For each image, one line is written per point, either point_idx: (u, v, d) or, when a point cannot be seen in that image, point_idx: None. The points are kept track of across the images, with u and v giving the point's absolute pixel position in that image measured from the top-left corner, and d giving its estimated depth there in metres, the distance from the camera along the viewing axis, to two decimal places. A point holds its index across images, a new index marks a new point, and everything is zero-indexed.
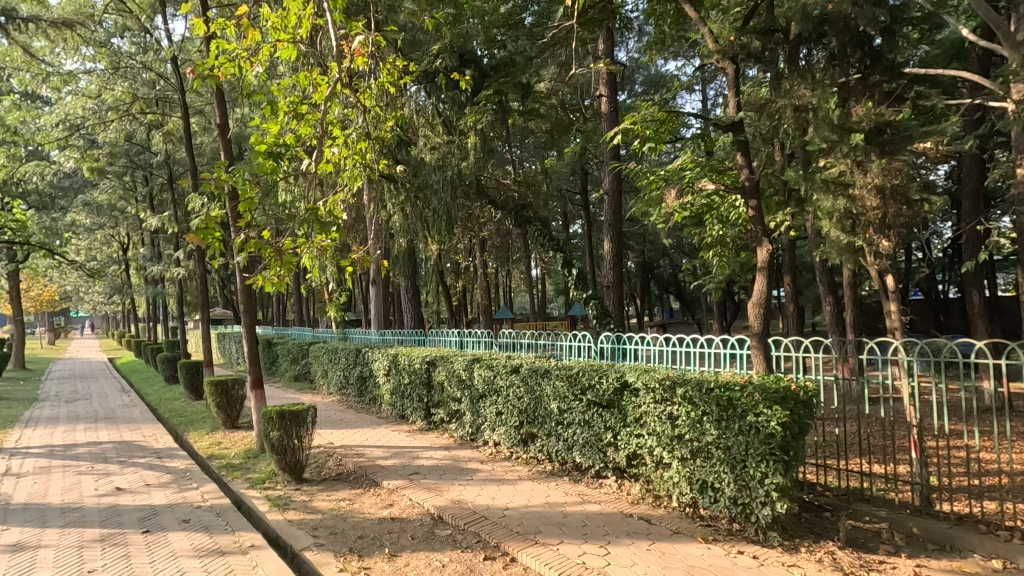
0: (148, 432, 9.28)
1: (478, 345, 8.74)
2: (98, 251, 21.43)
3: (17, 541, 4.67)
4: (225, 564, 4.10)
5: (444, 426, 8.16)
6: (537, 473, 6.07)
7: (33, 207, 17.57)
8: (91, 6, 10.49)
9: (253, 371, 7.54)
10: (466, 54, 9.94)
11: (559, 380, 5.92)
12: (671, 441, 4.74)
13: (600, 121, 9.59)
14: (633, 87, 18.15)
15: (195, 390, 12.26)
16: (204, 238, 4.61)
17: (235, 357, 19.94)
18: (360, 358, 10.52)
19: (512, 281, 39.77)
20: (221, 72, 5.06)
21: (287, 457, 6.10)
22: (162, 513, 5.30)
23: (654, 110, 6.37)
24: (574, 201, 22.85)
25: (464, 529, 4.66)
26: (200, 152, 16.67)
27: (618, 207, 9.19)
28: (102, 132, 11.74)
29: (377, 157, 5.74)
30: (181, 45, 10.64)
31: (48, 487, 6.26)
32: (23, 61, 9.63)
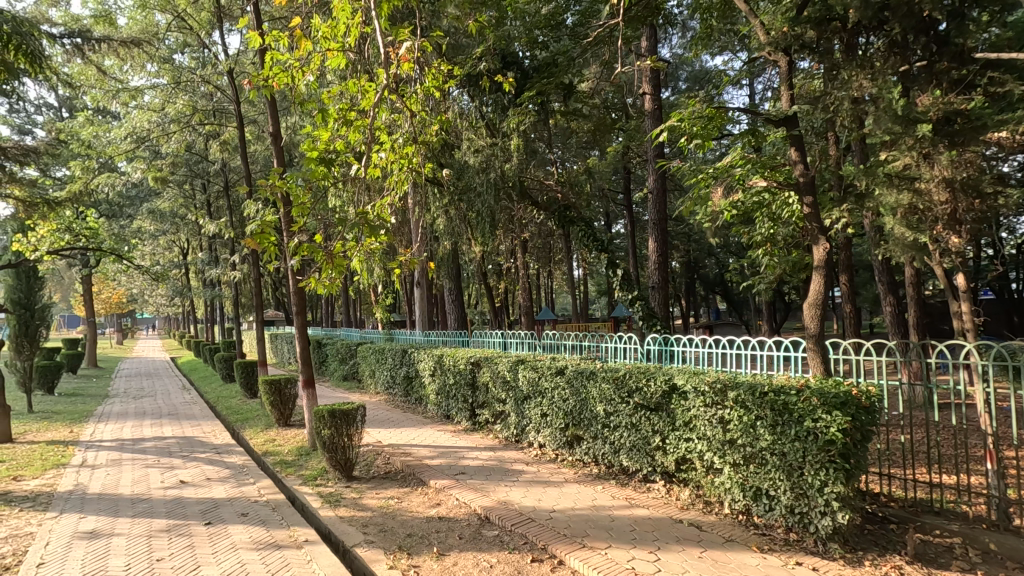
0: (207, 429, 9.73)
1: (522, 347, 8.76)
2: (161, 256, 22.64)
3: (93, 530, 4.97)
4: (282, 558, 4.24)
5: (489, 426, 8.21)
6: (583, 476, 6.01)
7: (103, 215, 18.72)
8: (155, 25, 11.09)
9: (305, 370, 7.74)
10: (508, 57, 9.96)
11: (605, 382, 5.85)
12: (723, 446, 4.61)
13: (644, 119, 9.39)
14: (677, 83, 17.79)
15: (250, 389, 12.76)
16: (260, 242, 4.75)
17: (287, 356, 20.66)
18: (406, 359, 10.71)
19: (554, 281, 39.74)
20: (275, 81, 5.23)
21: (337, 454, 6.28)
22: (222, 506, 5.54)
23: (701, 107, 6.20)
24: (616, 201, 22.60)
25: (511, 530, 4.67)
26: (253, 161, 17.39)
27: (663, 206, 9.00)
28: (165, 143, 12.37)
29: (423, 161, 5.76)
30: (235, 58, 11.08)
31: (119, 479, 6.66)
32: (96, 79, 10.30)
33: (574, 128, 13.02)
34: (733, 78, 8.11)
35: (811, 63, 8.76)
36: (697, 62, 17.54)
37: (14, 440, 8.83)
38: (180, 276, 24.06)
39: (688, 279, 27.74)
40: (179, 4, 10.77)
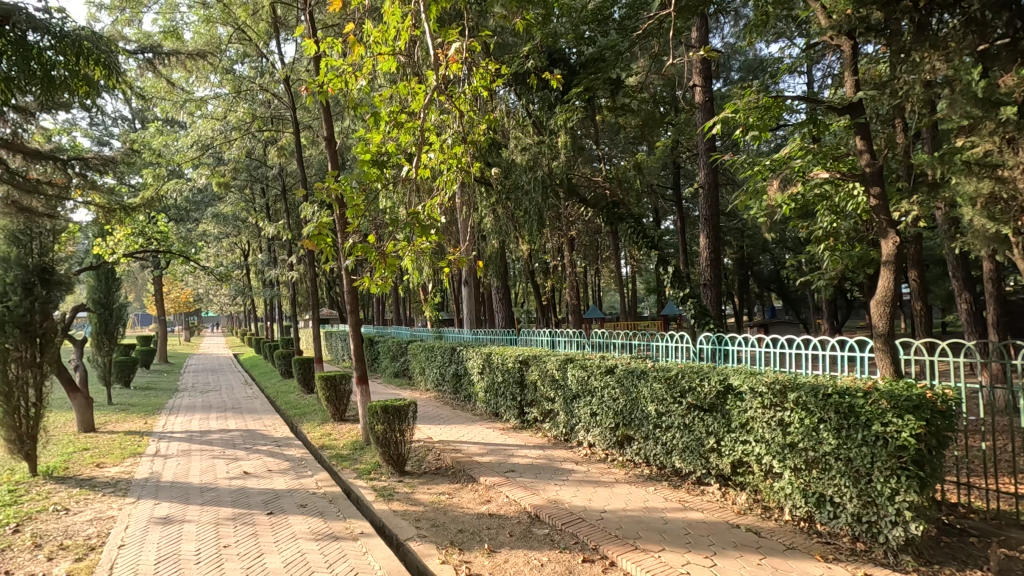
0: (268, 422, 10.17)
1: (570, 345, 8.70)
2: (225, 258, 23.82)
3: (167, 515, 5.30)
4: (339, 549, 4.38)
5: (538, 425, 8.20)
6: (633, 476, 5.92)
7: (173, 219, 19.86)
8: (218, 37, 11.65)
9: (358, 367, 7.95)
10: (554, 53, 9.89)
11: (656, 382, 5.73)
12: (782, 450, 4.43)
13: (695, 112, 9.10)
14: (729, 74, 17.25)
15: (307, 384, 13.27)
16: (317, 244, 4.91)
17: (341, 353, 21.34)
18: (455, 357, 10.84)
19: (601, 279, 39.35)
20: (330, 87, 5.38)
21: (390, 449, 6.43)
22: (283, 497, 5.78)
23: (758, 97, 5.95)
24: (665, 196, 22.10)
25: (561, 529, 4.65)
26: (308, 165, 18.03)
27: (716, 200, 8.71)
28: (227, 150, 12.96)
29: (472, 161, 5.77)
30: (291, 66, 11.49)
31: (189, 468, 7.06)
32: (165, 91, 10.93)
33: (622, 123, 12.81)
34: (791, 65, 7.74)
35: (877, 47, 8.28)
36: (751, 51, 16.90)
37: (96, 430, 9.51)
38: (241, 277, 25.23)
39: (741, 276, 26.84)
40: (239, 16, 11.26)
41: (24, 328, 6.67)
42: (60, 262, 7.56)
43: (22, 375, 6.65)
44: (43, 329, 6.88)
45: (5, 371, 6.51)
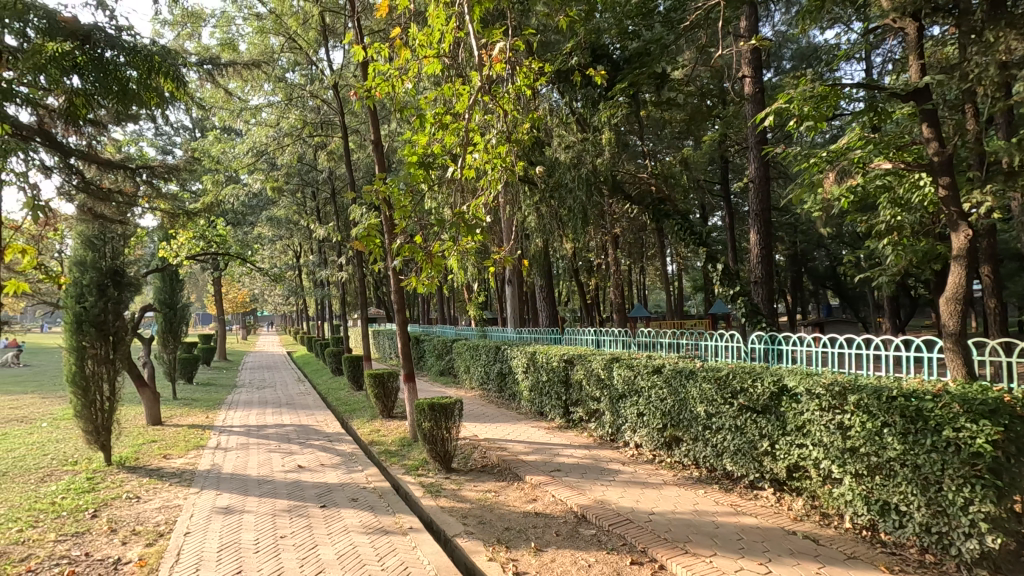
0: (320, 418, 10.51)
1: (616, 344, 8.59)
2: (278, 259, 24.76)
3: (228, 506, 5.56)
4: (389, 543, 4.48)
5: (583, 424, 8.13)
6: (682, 478, 5.79)
7: (230, 223, 20.80)
8: (270, 47, 12.11)
9: (405, 365, 8.10)
10: (597, 49, 9.80)
11: (706, 382, 5.59)
12: (842, 454, 4.23)
13: (745, 104, 8.79)
14: (781, 63, 16.62)
15: (356, 382, 13.64)
16: (367, 245, 5.02)
17: (389, 352, 21.83)
18: (500, 356, 10.89)
19: (646, 277, 38.71)
20: (377, 91, 5.50)
21: (437, 447, 6.53)
22: (335, 491, 5.97)
23: (813, 86, 5.71)
24: (712, 192, 21.51)
25: (609, 530, 4.60)
26: (355, 168, 18.52)
27: (767, 195, 8.40)
28: (280, 156, 13.45)
29: (516, 160, 5.76)
30: (339, 72, 11.82)
31: (248, 461, 7.39)
32: (223, 101, 11.45)
33: (667, 118, 12.55)
34: (848, 52, 7.37)
35: (943, 28, 7.80)
36: (804, 39, 16.22)
37: (163, 423, 10.07)
38: (294, 278, 26.17)
39: (795, 273, 25.82)
40: (290, 26, 11.66)
41: (99, 327, 7.14)
42: (130, 264, 8.06)
43: (98, 370, 7.13)
44: (115, 328, 7.36)
45: (83, 366, 7.00)
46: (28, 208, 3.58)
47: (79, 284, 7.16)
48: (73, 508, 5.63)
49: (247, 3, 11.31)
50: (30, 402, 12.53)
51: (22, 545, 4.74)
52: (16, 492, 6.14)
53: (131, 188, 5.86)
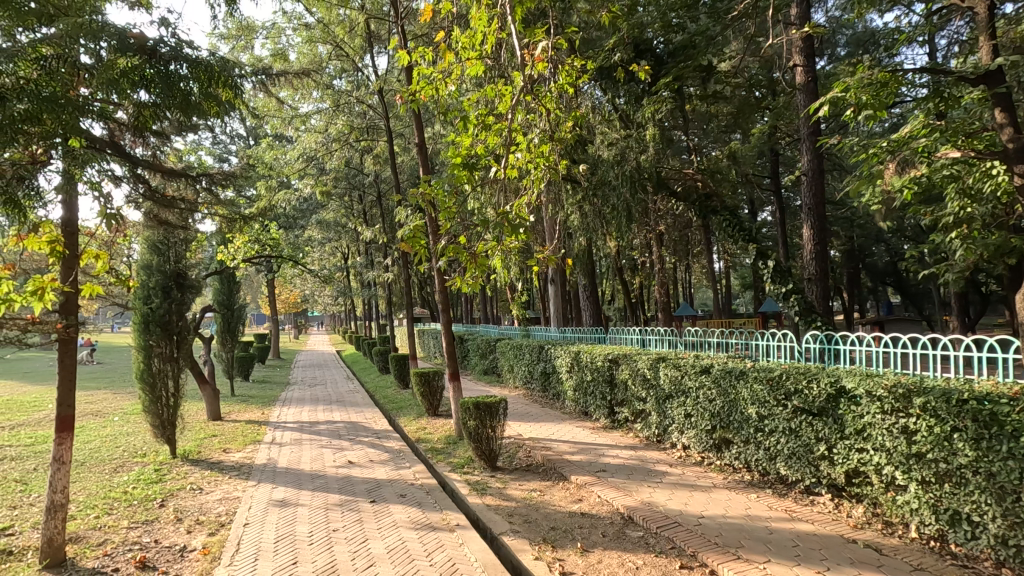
0: (368, 415, 10.78)
1: (662, 344, 8.44)
2: (328, 261, 25.57)
3: (283, 499, 5.78)
4: (437, 539, 4.55)
5: (629, 425, 8.03)
6: (732, 482, 5.63)
7: (283, 226, 21.60)
8: (319, 56, 12.49)
9: (450, 364, 8.20)
10: (640, 44, 9.63)
11: (757, 383, 5.41)
12: (907, 460, 4.02)
13: (796, 95, 8.44)
14: (835, 50, 15.89)
15: (403, 380, 13.92)
16: (413, 246, 5.09)
17: (434, 351, 22.17)
18: (544, 355, 10.88)
19: (693, 274, 37.82)
20: (422, 95, 5.58)
21: (482, 445, 6.58)
22: (384, 486, 6.12)
23: (872, 72, 5.43)
24: (761, 186, 20.79)
25: (656, 533, 4.52)
26: (400, 171, 18.89)
27: (822, 188, 8.04)
28: (328, 161, 13.86)
29: (559, 159, 5.72)
30: (384, 78, 12.08)
31: (301, 456, 7.66)
32: (276, 109, 11.90)
33: (714, 111, 12.22)
34: (910, 35, 6.97)
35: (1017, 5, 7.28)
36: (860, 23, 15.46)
37: (222, 419, 10.58)
38: (342, 279, 26.94)
39: (852, 269, 24.67)
40: (337, 34, 12.00)
41: (164, 327, 7.56)
42: (192, 267, 8.49)
43: (163, 369, 7.52)
44: (178, 327, 7.76)
45: (150, 364, 7.42)
46: (104, 217, 3.97)
47: (146, 287, 7.61)
48: (143, 497, 5.98)
49: (297, 15, 11.70)
50: (104, 398, 13.40)
51: (98, 530, 5.08)
52: (93, 480, 6.59)
53: (192, 195, 6.10)
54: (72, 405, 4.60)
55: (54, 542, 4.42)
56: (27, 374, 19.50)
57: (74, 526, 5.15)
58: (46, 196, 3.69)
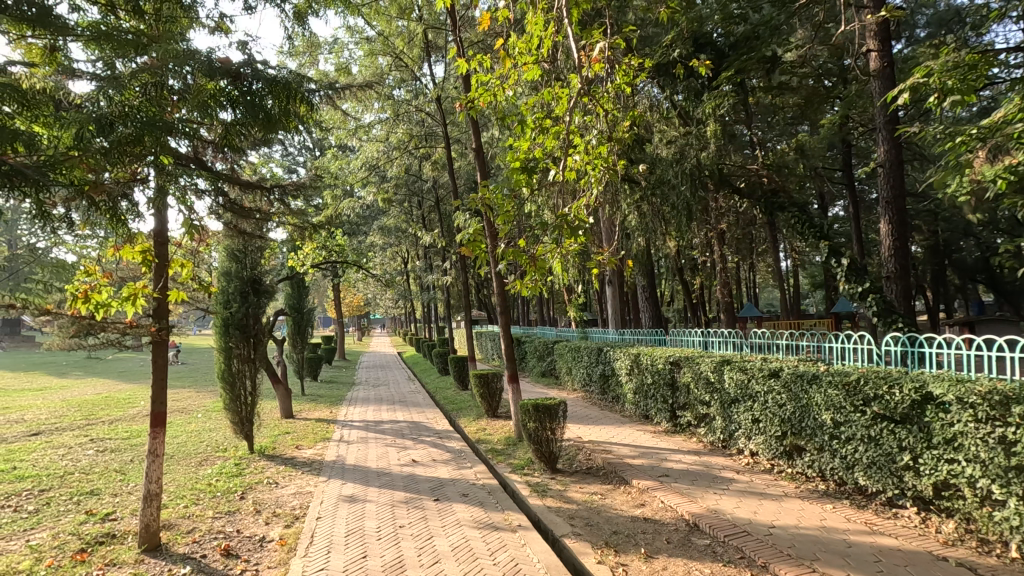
0: (430, 415, 11.05)
1: (726, 346, 8.18)
2: (389, 265, 26.36)
3: (352, 494, 6.03)
4: (500, 538, 4.61)
5: (692, 429, 7.82)
6: (806, 491, 5.36)
7: (347, 233, 22.46)
8: (380, 67, 12.87)
9: (509, 366, 8.26)
10: (699, 37, 9.38)
11: (832, 388, 5.15)
12: (1004, 472, 3.72)
13: (871, 82, 7.95)
14: (914, 31, 14.78)
15: (462, 381, 14.17)
16: (473, 250, 5.12)
17: (493, 353, 22.41)
18: (602, 357, 10.76)
19: (758, 274, 36.28)
20: (481, 101, 5.64)
21: (542, 447, 6.60)
22: (446, 485, 6.25)
23: (958, 55, 5.04)
24: (833, 179, 19.67)
25: (724, 541, 4.38)
26: (457, 176, 19.20)
27: (902, 180, 7.51)
28: (389, 169, 14.31)
29: (618, 159, 5.63)
30: (442, 85, 12.34)
31: (368, 454, 7.95)
32: (341, 121, 12.40)
33: (779, 103, 11.71)
34: (1001, 11, 6.42)
35: None
36: (942, 2, 14.38)
37: (294, 416, 11.13)
38: (403, 283, 27.68)
39: (936, 266, 22.90)
40: (397, 45, 12.36)
41: (241, 329, 8.04)
42: (266, 273, 8.99)
43: (241, 369, 8.06)
44: (255, 329, 8.24)
45: (230, 364, 7.97)
46: (189, 227, 4.27)
47: (226, 292, 8.12)
48: (225, 490, 6.40)
49: (358, 29, 12.11)
50: (189, 395, 14.43)
51: (188, 519, 5.48)
52: (181, 472, 7.12)
53: (266, 206, 6.44)
54: (164, 402, 5.00)
55: (150, 527, 4.80)
56: (123, 374, 21.25)
57: (166, 514, 5.58)
58: (140, 208, 3.98)
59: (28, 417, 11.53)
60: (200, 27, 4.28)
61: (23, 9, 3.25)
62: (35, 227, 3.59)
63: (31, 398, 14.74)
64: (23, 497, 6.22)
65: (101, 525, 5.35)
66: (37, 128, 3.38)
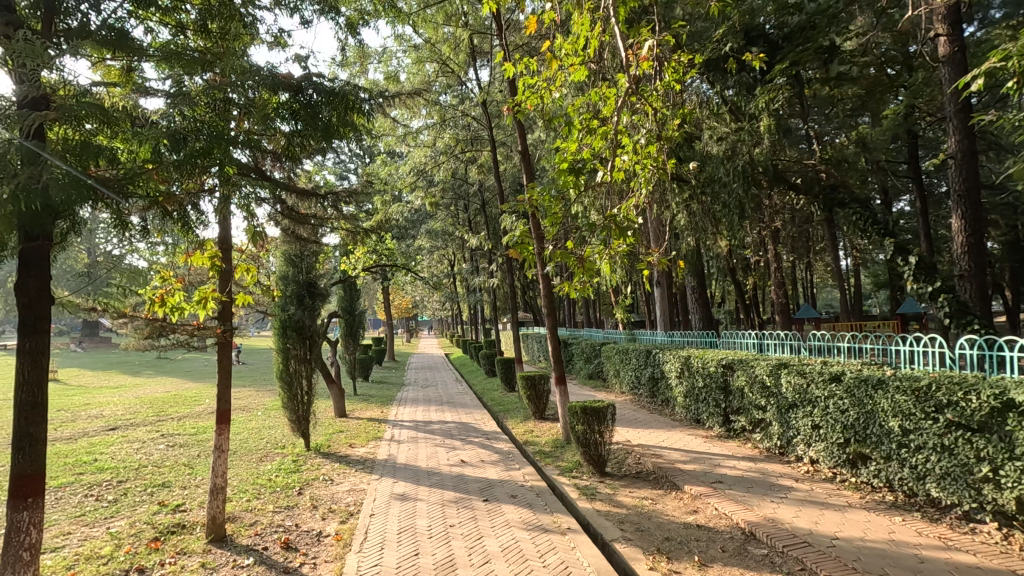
0: (478, 416, 11.17)
1: (782, 349, 7.88)
2: (436, 268, 26.79)
3: (403, 493, 6.16)
4: (549, 541, 4.60)
5: (747, 435, 7.57)
6: (871, 502, 5.09)
7: (396, 237, 22.97)
8: (427, 73, 13.10)
9: (556, 368, 8.23)
10: (751, 30, 9.07)
11: (900, 394, 4.87)
12: None
13: (940, 68, 7.48)
14: (988, 13, 13.79)
15: (509, 382, 14.24)
16: (521, 252, 5.11)
17: (539, 355, 22.41)
18: (651, 360, 10.57)
19: (816, 273, 34.72)
20: (528, 104, 5.64)
21: (590, 450, 6.55)
22: (495, 486, 6.30)
23: None
24: (898, 173, 18.60)
25: (783, 552, 4.22)
26: (503, 179, 19.31)
27: (977, 171, 7.02)
28: (437, 173, 14.54)
29: (667, 158, 5.50)
30: (487, 90, 12.45)
31: (418, 453, 8.11)
32: (389, 128, 12.71)
33: (838, 94, 11.17)
34: None
35: None
36: None
37: (347, 415, 11.48)
38: (450, 285, 28.08)
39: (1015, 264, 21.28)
40: (443, 52, 12.56)
41: (298, 331, 8.37)
42: (321, 277, 9.31)
43: (298, 368, 8.39)
44: (311, 331, 8.55)
45: (287, 364, 8.31)
46: (251, 235, 4.49)
47: (284, 295, 8.47)
48: (284, 485, 6.68)
49: (406, 37, 12.37)
50: (249, 394, 15.10)
51: (250, 512, 5.75)
52: (244, 468, 7.48)
53: (321, 212, 6.67)
54: (228, 400, 5.26)
55: (216, 519, 5.06)
56: (190, 373, 22.52)
57: (231, 507, 5.88)
58: (207, 216, 4.22)
59: (107, 412, 12.39)
60: (260, 43, 4.49)
61: (103, 34, 3.52)
62: (115, 236, 3.86)
63: (108, 394, 15.83)
64: (103, 487, 6.69)
65: (172, 516, 5.69)
66: (117, 144, 3.63)
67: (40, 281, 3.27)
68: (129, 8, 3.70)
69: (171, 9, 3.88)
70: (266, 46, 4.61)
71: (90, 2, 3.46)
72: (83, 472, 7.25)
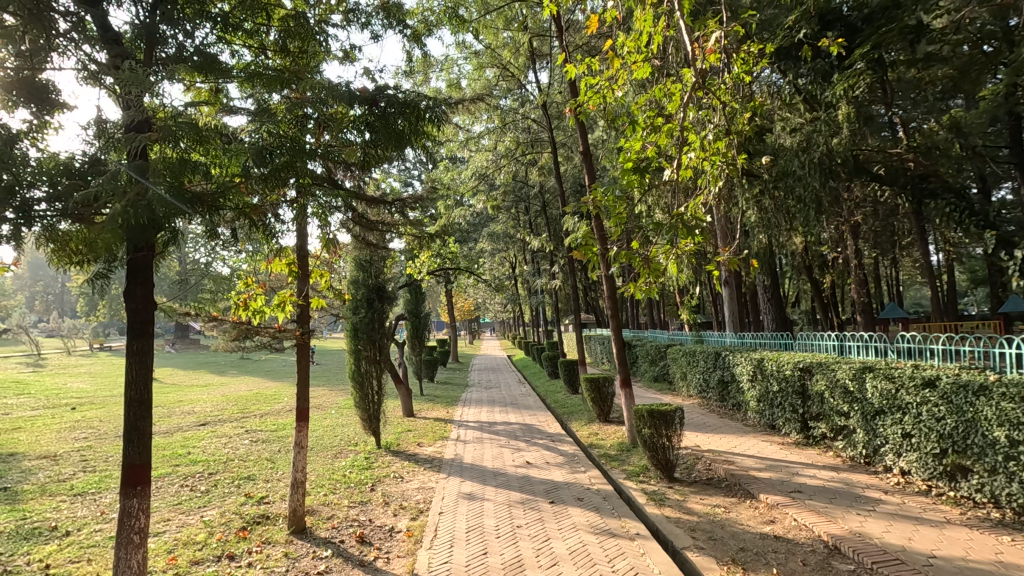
0: (542, 418, 11.17)
1: (867, 352, 7.39)
2: (498, 271, 27.02)
3: (470, 492, 6.27)
4: (618, 546, 4.53)
5: (828, 443, 7.15)
6: (974, 519, 4.67)
7: (458, 240, 23.37)
8: (487, 79, 13.25)
9: (621, 370, 8.07)
10: (827, 14, 8.57)
11: (1007, 401, 4.44)
12: None
13: None
14: None
15: (572, 385, 14.16)
16: (584, 254, 5.07)
17: (603, 356, 22.09)
18: (721, 362, 10.19)
19: (903, 270, 32.18)
20: (590, 104, 5.56)
21: (658, 454, 6.39)
22: (561, 488, 6.28)
23: None
24: (998, 158, 16.98)
25: (872, 568, 3.94)
26: (564, 180, 19.21)
27: None
28: (498, 176, 14.66)
29: (738, 152, 5.26)
30: (547, 91, 12.44)
31: (483, 453, 8.23)
32: (451, 133, 12.95)
33: (927, 77, 10.33)
34: None
35: None
36: None
37: (415, 415, 11.80)
38: (512, 288, 28.23)
39: None
40: (503, 56, 12.67)
41: (368, 333, 8.68)
42: (389, 280, 9.64)
43: (369, 369, 8.71)
44: (380, 333, 8.86)
45: (359, 365, 8.64)
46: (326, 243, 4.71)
47: (355, 299, 8.81)
48: (357, 481, 6.96)
49: (467, 44, 12.57)
50: (322, 394, 15.81)
51: (327, 506, 6.03)
52: (320, 463, 7.86)
53: (389, 219, 6.88)
54: (306, 400, 5.53)
55: (297, 511, 5.34)
56: (269, 373, 23.91)
57: (310, 500, 6.20)
58: (286, 225, 4.49)
59: (198, 409, 13.37)
60: (332, 58, 4.70)
61: (195, 58, 3.79)
62: (206, 245, 4.16)
63: (199, 392, 17.09)
64: (196, 478, 7.23)
65: (257, 507, 6.07)
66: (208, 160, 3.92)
67: (144, 289, 3.57)
68: (218, 34, 3.95)
69: (252, 31, 4.11)
70: (337, 61, 4.79)
71: (183, 29, 3.71)
72: (179, 464, 7.86)
